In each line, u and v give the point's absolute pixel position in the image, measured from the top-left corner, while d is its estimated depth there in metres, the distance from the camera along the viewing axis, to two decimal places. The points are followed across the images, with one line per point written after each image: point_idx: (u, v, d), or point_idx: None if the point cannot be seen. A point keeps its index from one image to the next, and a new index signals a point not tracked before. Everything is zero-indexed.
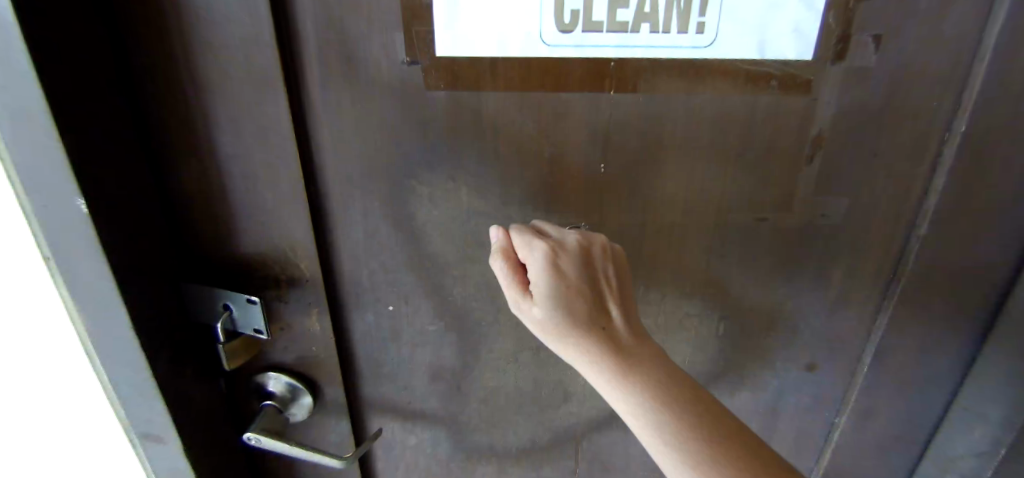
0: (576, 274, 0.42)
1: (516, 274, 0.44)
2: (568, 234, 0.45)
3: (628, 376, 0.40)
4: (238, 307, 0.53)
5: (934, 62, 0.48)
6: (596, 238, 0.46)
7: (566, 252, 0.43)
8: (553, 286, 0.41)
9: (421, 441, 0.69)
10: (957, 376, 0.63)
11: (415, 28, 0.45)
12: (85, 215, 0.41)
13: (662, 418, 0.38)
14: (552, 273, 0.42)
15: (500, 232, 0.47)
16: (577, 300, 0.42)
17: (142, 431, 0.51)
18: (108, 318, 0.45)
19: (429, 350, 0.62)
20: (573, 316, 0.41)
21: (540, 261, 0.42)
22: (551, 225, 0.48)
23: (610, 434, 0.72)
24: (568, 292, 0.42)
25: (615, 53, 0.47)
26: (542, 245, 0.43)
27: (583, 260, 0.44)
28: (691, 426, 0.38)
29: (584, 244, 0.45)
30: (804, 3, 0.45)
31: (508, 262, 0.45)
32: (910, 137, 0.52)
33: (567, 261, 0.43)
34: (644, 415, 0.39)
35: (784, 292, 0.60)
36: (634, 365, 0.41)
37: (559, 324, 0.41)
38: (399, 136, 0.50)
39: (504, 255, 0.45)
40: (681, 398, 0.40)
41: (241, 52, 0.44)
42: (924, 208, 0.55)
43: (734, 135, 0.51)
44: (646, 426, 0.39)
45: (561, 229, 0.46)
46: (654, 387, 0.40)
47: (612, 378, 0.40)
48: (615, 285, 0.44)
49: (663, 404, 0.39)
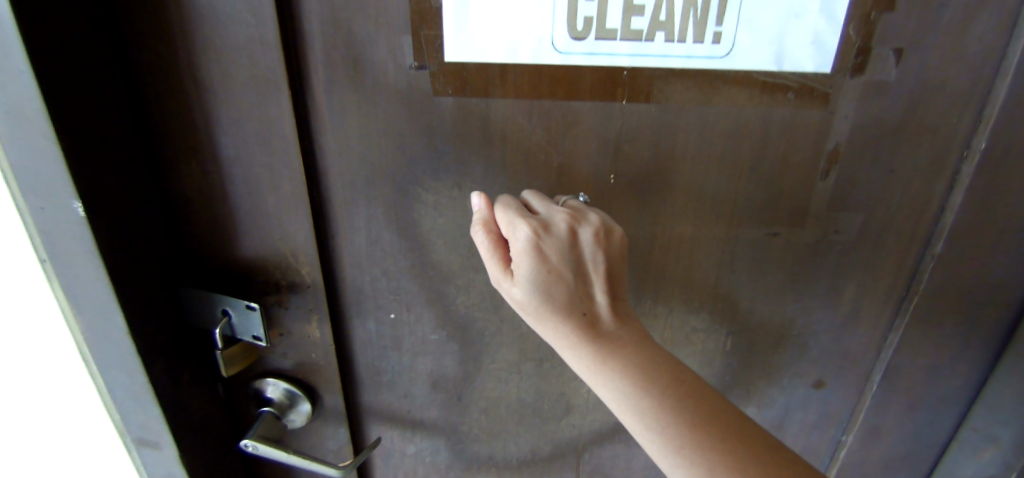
0: (559, 260, 0.41)
1: (500, 252, 0.43)
2: (556, 213, 0.43)
3: (606, 360, 0.41)
4: (237, 313, 0.52)
5: (955, 77, 0.47)
6: (586, 220, 0.44)
7: (550, 237, 0.42)
8: (533, 271, 0.41)
9: (420, 451, 0.68)
10: (969, 397, 0.61)
11: (423, 33, 0.44)
12: (83, 219, 0.40)
13: (638, 402, 0.39)
14: (533, 258, 0.41)
15: (481, 201, 0.44)
16: (558, 286, 0.42)
17: (137, 437, 0.50)
18: (104, 322, 0.44)
19: (430, 359, 0.61)
20: (553, 301, 0.41)
21: (522, 245, 0.41)
22: (542, 200, 0.46)
23: (612, 446, 0.71)
24: (550, 277, 0.41)
25: (629, 61, 0.46)
26: (526, 226, 0.41)
27: (568, 245, 0.42)
28: (669, 408, 0.39)
29: (571, 228, 0.43)
30: (824, 14, 0.44)
31: (489, 235, 0.43)
32: (929, 153, 0.50)
33: (551, 246, 0.41)
34: (622, 399, 0.40)
35: (793, 308, 0.59)
36: (612, 350, 0.41)
37: (539, 306, 0.42)
38: (405, 142, 0.49)
39: (487, 230, 0.44)
40: (660, 381, 0.40)
41: (245, 54, 0.43)
42: (940, 226, 0.53)
43: (748, 147, 0.50)
44: (624, 407, 0.40)
45: (550, 207, 0.44)
46: (633, 370, 0.41)
47: (591, 362, 0.41)
48: (600, 271, 0.43)
49: (640, 387, 0.40)
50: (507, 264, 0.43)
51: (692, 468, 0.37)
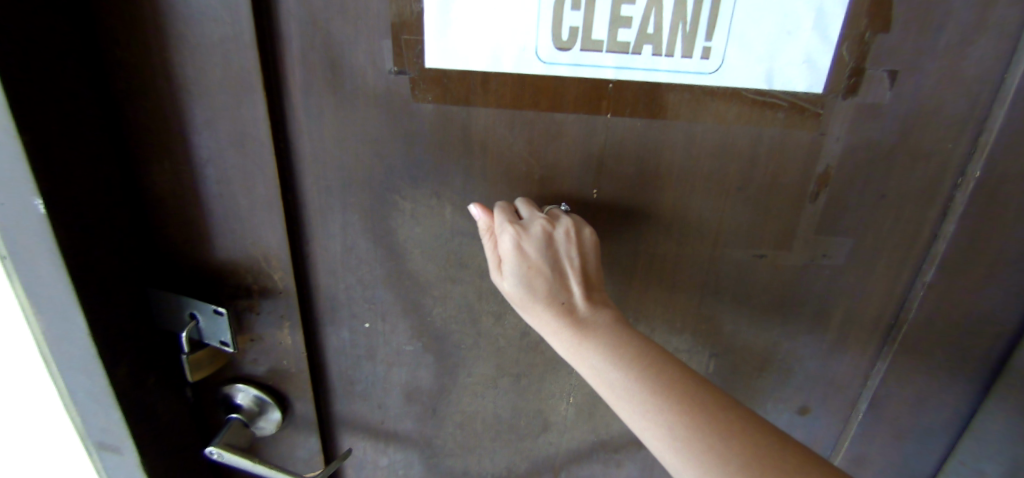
0: (539, 257, 0.44)
1: (491, 252, 0.46)
2: (535, 216, 0.46)
3: (584, 340, 0.42)
4: (204, 317, 0.49)
5: (951, 103, 0.46)
6: (563, 221, 0.46)
7: (530, 237, 0.44)
8: (515, 266, 0.43)
9: (393, 463, 0.66)
10: (956, 430, 0.60)
11: (403, 38, 0.43)
12: (44, 216, 0.38)
13: (614, 375, 0.40)
14: (515, 255, 0.43)
15: (480, 209, 0.46)
16: (539, 279, 0.44)
17: (97, 440, 0.48)
18: (63, 324, 0.42)
19: (405, 370, 0.59)
20: (535, 292, 0.43)
21: (504, 244, 0.44)
22: (526, 204, 0.47)
23: (589, 466, 0.69)
24: (531, 272, 0.44)
25: (614, 74, 0.44)
26: (508, 229, 0.44)
27: (547, 243, 0.44)
28: (638, 377, 0.39)
29: (550, 228, 0.45)
30: (817, 33, 0.43)
31: (488, 239, 0.46)
32: (922, 179, 0.49)
33: (531, 246, 0.44)
34: (600, 376, 0.40)
35: (779, 333, 0.57)
36: (590, 331, 0.42)
37: (523, 298, 0.44)
38: (383, 149, 0.47)
39: (485, 236, 0.47)
40: (632, 356, 0.40)
41: (219, 52, 0.42)
42: (932, 254, 0.52)
43: (736, 166, 0.49)
44: (601, 382, 0.40)
45: (531, 210, 0.46)
46: (607, 347, 0.41)
47: (570, 343, 0.42)
48: (578, 265, 0.45)
49: (616, 362, 0.40)
50: (496, 262, 0.46)
51: (666, 438, 0.37)
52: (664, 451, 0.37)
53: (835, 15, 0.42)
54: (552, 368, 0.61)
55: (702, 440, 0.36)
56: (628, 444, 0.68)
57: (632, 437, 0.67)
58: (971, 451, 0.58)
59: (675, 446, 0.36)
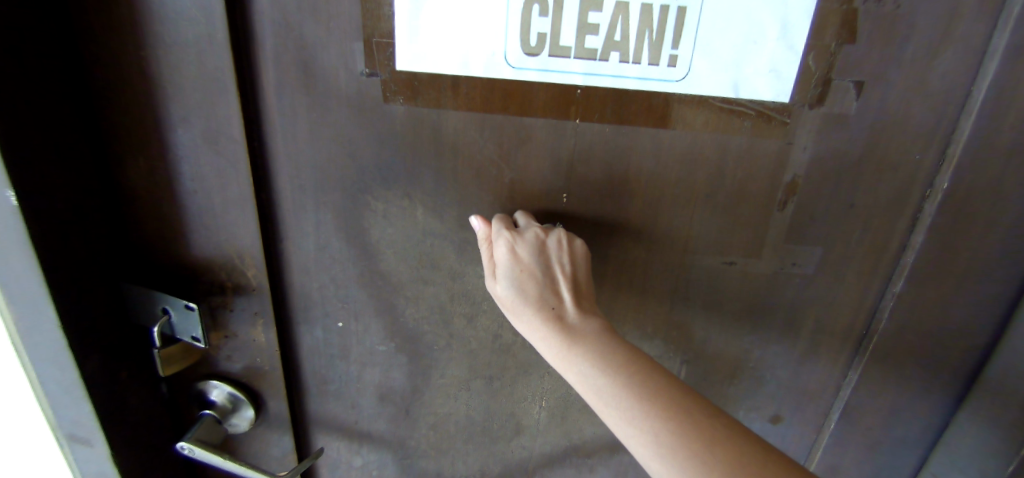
0: (531, 260, 0.44)
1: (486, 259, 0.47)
2: (530, 224, 0.47)
3: (572, 347, 0.41)
4: (176, 313, 0.49)
5: (917, 115, 0.46)
6: (557, 230, 0.47)
7: (524, 241, 0.45)
8: (508, 269, 0.44)
9: (367, 464, 0.67)
10: (926, 443, 0.60)
11: (375, 40, 0.44)
12: (15, 208, 0.38)
13: (599, 381, 0.39)
14: (507, 259, 0.44)
15: (480, 220, 0.47)
16: (529, 283, 0.44)
17: (68, 433, 0.47)
18: (33, 316, 0.41)
19: (378, 370, 0.60)
20: (524, 296, 0.43)
21: (499, 247, 0.45)
22: (525, 216, 0.49)
23: (562, 471, 0.70)
24: (523, 275, 0.44)
25: (582, 81, 0.45)
26: (504, 235, 0.45)
27: (540, 249, 0.45)
28: (624, 383, 0.39)
29: (543, 235, 0.45)
30: (783, 42, 0.43)
31: (486, 249, 0.47)
32: (888, 191, 0.49)
33: (524, 249, 0.44)
34: (586, 383, 0.40)
35: (749, 342, 0.57)
36: (577, 338, 0.42)
37: (514, 302, 0.44)
38: (355, 150, 0.48)
39: (482, 244, 0.47)
40: (619, 363, 0.40)
41: (193, 51, 0.42)
42: (901, 264, 0.52)
43: (704, 173, 0.49)
44: (588, 389, 0.40)
45: (529, 220, 0.48)
46: (595, 355, 0.41)
47: (558, 350, 0.42)
48: (569, 273, 0.45)
49: (602, 369, 0.40)
50: (490, 269, 0.46)
51: (652, 445, 0.37)
52: (650, 458, 0.37)
53: (801, 26, 0.43)
54: (524, 372, 0.61)
55: (688, 449, 0.36)
56: (600, 449, 0.68)
57: (605, 443, 0.68)
58: (942, 465, 0.58)
59: (660, 454, 0.36)
